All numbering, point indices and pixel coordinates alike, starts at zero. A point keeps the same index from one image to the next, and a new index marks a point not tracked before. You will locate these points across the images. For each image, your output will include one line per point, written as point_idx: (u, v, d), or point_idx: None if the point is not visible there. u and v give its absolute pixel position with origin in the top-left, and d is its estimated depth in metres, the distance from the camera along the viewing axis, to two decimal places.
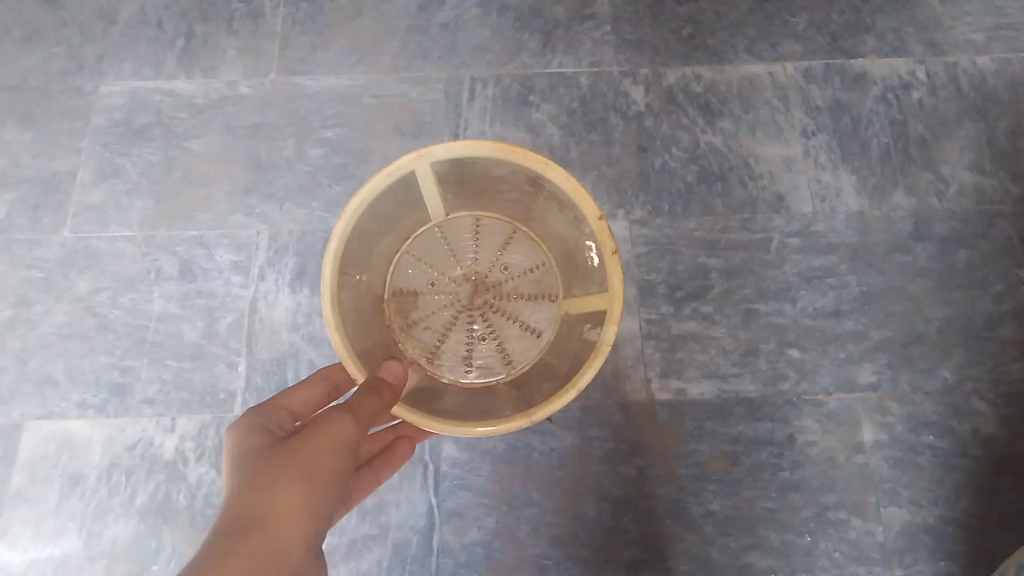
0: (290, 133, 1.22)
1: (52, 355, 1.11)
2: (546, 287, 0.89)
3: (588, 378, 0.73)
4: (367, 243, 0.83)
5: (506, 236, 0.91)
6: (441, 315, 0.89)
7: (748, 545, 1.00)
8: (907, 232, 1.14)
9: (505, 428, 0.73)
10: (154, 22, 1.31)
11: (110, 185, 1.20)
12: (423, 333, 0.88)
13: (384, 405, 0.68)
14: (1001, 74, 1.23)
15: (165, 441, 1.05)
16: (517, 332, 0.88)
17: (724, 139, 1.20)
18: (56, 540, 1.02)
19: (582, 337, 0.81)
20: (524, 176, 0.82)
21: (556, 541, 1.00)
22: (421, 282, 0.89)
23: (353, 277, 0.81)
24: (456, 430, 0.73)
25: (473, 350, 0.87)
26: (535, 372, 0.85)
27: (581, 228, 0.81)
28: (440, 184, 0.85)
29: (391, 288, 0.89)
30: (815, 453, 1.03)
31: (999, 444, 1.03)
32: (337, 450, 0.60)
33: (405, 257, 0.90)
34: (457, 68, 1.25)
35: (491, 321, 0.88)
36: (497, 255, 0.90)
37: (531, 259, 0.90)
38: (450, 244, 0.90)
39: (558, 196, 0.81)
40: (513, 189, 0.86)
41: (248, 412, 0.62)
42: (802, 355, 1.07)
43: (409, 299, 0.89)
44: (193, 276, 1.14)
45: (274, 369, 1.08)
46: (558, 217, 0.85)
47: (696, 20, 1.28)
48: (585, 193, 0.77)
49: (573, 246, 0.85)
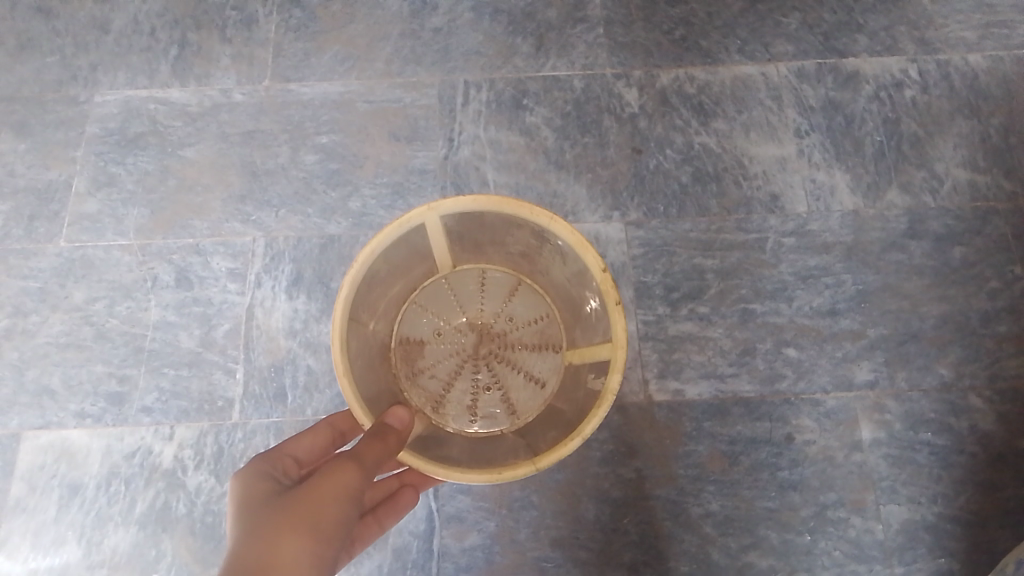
0: (285, 139, 1.22)
1: (49, 365, 1.11)
2: (550, 337, 0.89)
3: (592, 428, 0.72)
4: (375, 293, 0.81)
5: (511, 287, 0.91)
6: (445, 364, 0.89)
7: (748, 545, 1.00)
8: (902, 229, 1.14)
9: (510, 475, 0.70)
10: (147, 31, 1.31)
11: (106, 194, 1.20)
12: (428, 382, 0.88)
13: (392, 450, 0.66)
14: (993, 71, 1.24)
15: (164, 449, 1.05)
16: (521, 381, 0.88)
17: (717, 139, 1.20)
18: (55, 551, 1.01)
19: (586, 386, 0.81)
20: (529, 231, 0.80)
21: (557, 544, 1.00)
22: (427, 331, 0.90)
23: (362, 325, 0.80)
24: (460, 478, 0.70)
25: (477, 399, 0.87)
26: (538, 421, 0.85)
27: (584, 281, 0.80)
28: (448, 237, 0.83)
29: (397, 337, 0.88)
30: (813, 452, 1.03)
31: (997, 440, 1.03)
32: (341, 500, 0.59)
33: (412, 307, 0.90)
34: (451, 72, 1.26)
35: (495, 370, 0.89)
36: (502, 306, 0.91)
37: (535, 311, 0.91)
38: (456, 294, 0.91)
39: (563, 249, 0.79)
40: (520, 243, 0.84)
41: (255, 461, 0.65)
42: (799, 355, 1.07)
43: (415, 348, 0.89)
44: (190, 284, 1.14)
45: (271, 376, 1.08)
46: (560, 272, 0.85)
47: (688, 21, 1.29)
48: (591, 246, 0.75)
49: (576, 297, 0.84)
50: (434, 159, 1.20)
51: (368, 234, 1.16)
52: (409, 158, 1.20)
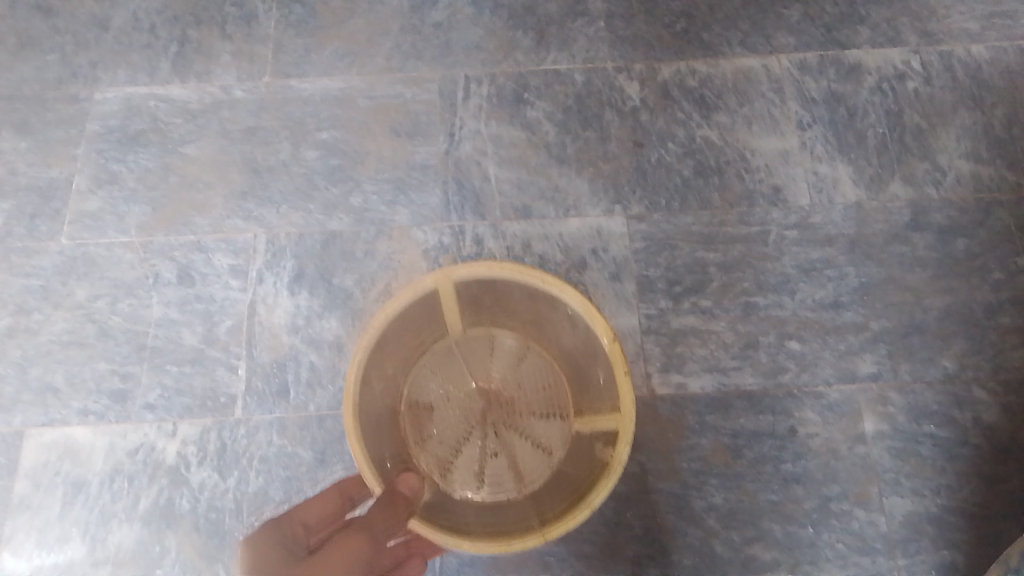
0: (286, 136, 1.22)
1: (52, 363, 1.11)
2: (556, 403, 0.94)
3: (601, 499, 0.77)
4: (388, 358, 0.86)
5: (519, 354, 0.96)
6: (454, 430, 0.94)
7: (752, 538, 1.00)
8: (904, 221, 1.14)
9: (519, 545, 0.76)
10: (147, 28, 1.31)
11: (107, 192, 1.20)
12: (437, 447, 0.93)
13: (400, 517, 0.73)
14: (996, 62, 1.23)
15: (167, 446, 1.05)
16: (528, 447, 0.93)
17: (719, 132, 1.20)
18: (60, 548, 1.02)
19: (592, 455, 0.86)
20: (540, 300, 0.85)
21: (560, 538, 1.00)
22: (437, 396, 0.95)
23: (376, 389, 0.85)
24: (470, 547, 0.76)
25: (485, 465, 0.93)
26: (544, 487, 0.90)
27: (592, 348, 0.85)
28: (461, 305, 0.89)
29: (408, 401, 0.94)
30: (817, 445, 1.03)
31: (1001, 432, 1.03)
32: (356, 562, 0.63)
33: (424, 371, 0.95)
34: (452, 66, 1.26)
35: (503, 437, 0.94)
36: (509, 372, 0.96)
37: (541, 377, 0.96)
38: (466, 361, 0.97)
39: (572, 316, 0.83)
40: (529, 313, 0.90)
41: (270, 525, 0.63)
42: (802, 347, 1.07)
43: (426, 412, 0.94)
44: (192, 281, 1.14)
45: (274, 372, 1.08)
46: (568, 341, 0.90)
47: (689, 14, 1.28)
48: (598, 314, 0.79)
49: (583, 367, 0.90)
50: (435, 154, 1.20)
51: (370, 229, 1.16)
52: (410, 154, 1.20)
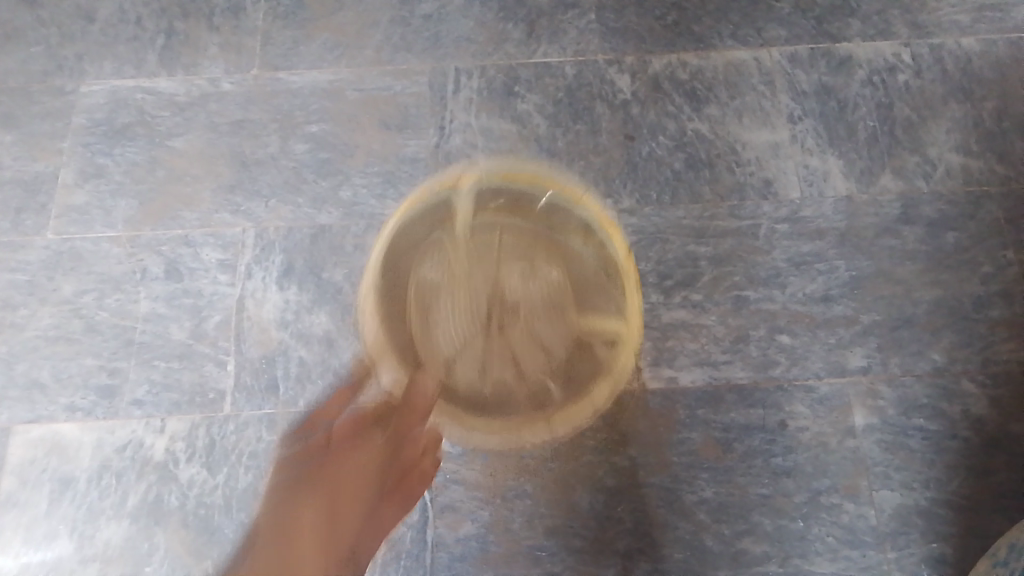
0: (274, 129, 1.21)
1: (38, 359, 1.10)
2: (560, 300, 1.00)
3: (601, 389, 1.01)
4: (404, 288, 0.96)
5: (526, 256, 1.00)
6: (463, 301, 0.96)
7: (742, 532, 1.00)
8: (894, 215, 1.14)
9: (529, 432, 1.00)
10: (133, 20, 1.29)
11: (93, 186, 1.19)
12: (445, 333, 0.95)
13: None
14: (986, 55, 1.23)
15: (155, 442, 1.05)
16: (539, 314, 0.99)
17: (710, 125, 1.20)
18: (49, 545, 1.01)
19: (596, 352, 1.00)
20: (549, 239, 1.01)
21: (551, 533, 1.00)
22: (443, 274, 0.97)
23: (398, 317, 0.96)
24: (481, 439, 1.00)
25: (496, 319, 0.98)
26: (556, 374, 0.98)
27: (597, 263, 1.02)
28: (473, 240, 0.98)
29: (415, 284, 0.96)
30: (807, 438, 1.03)
31: (990, 424, 1.04)
32: None
33: (429, 251, 0.97)
34: (441, 59, 1.25)
35: (511, 309, 0.98)
36: (519, 282, 0.99)
37: (549, 261, 1.00)
38: (474, 262, 0.98)
39: (577, 247, 1.01)
40: (539, 243, 1.00)
41: None
42: (792, 341, 1.07)
43: (431, 292, 0.96)
44: (180, 276, 1.13)
45: (263, 367, 1.08)
46: (575, 254, 1.01)
47: (680, 7, 1.28)
48: (615, 233, 1.06)
49: (593, 276, 1.01)
50: (425, 148, 1.19)
51: (360, 223, 1.15)
52: (400, 147, 1.19)
